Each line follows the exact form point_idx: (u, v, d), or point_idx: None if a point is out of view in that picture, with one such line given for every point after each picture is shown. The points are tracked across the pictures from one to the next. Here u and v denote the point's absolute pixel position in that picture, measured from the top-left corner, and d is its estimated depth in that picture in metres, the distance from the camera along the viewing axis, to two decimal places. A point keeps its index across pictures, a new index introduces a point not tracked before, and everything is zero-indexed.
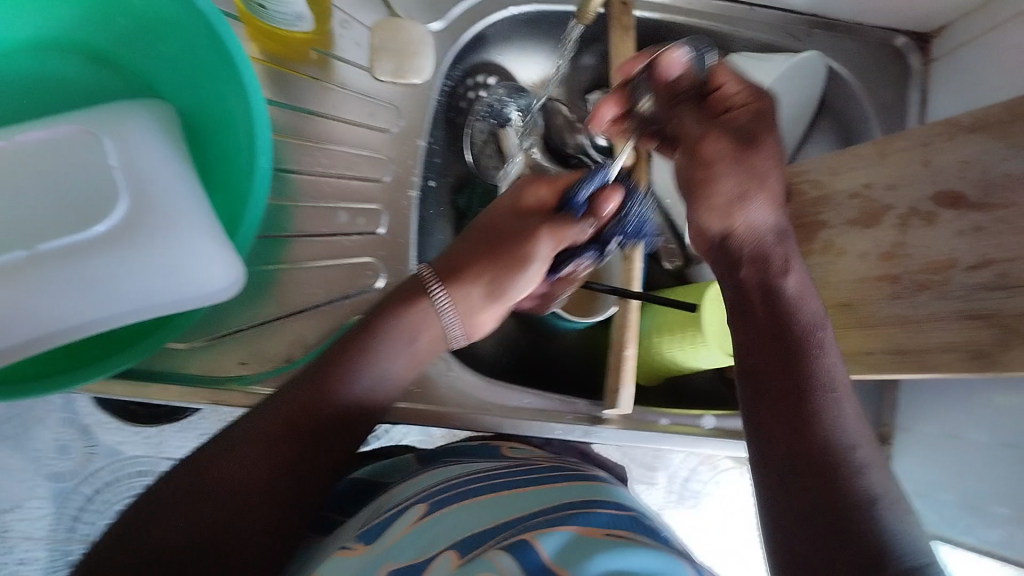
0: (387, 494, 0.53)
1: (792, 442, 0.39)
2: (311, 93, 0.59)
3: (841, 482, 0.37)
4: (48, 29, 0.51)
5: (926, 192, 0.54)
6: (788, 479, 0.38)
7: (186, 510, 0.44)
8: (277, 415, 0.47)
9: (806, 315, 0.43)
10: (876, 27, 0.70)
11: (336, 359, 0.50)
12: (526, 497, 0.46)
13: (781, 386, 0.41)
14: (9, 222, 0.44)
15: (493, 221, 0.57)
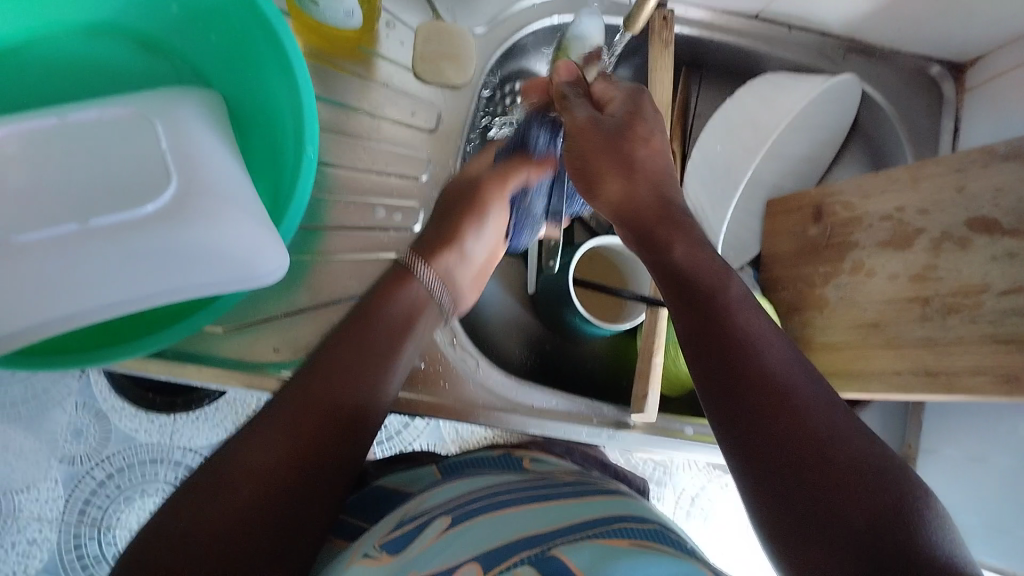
0: (415, 499, 0.55)
1: (738, 385, 0.42)
2: (354, 88, 0.60)
3: (791, 409, 0.40)
4: (101, 14, 0.52)
5: (959, 217, 0.55)
6: (744, 413, 0.41)
7: (209, 520, 0.40)
8: (298, 389, 0.47)
9: (713, 281, 0.48)
10: (913, 55, 0.71)
11: (353, 335, 0.52)
12: (553, 510, 0.47)
13: (717, 339, 0.45)
14: (62, 198, 0.46)
15: (466, 185, 0.61)
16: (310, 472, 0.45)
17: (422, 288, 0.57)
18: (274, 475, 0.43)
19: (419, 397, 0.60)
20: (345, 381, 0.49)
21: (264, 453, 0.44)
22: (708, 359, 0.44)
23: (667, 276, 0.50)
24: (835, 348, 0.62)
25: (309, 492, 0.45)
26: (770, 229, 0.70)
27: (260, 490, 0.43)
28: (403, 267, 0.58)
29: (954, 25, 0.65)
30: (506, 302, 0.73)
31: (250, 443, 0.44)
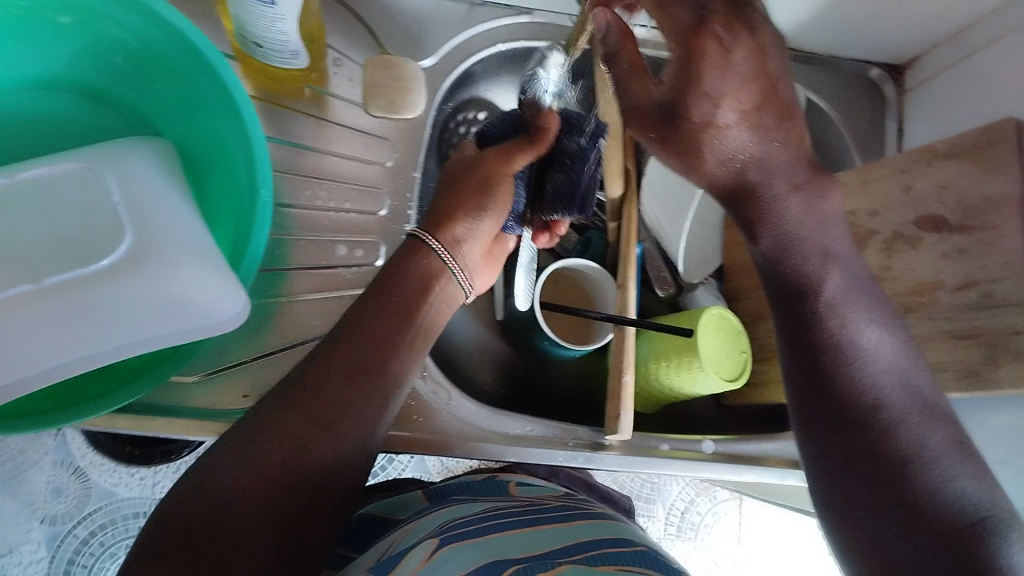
0: (406, 526, 0.53)
1: (827, 412, 0.45)
2: (307, 128, 0.60)
3: (882, 432, 0.43)
4: (46, 68, 0.52)
5: (909, 216, 0.56)
6: (830, 441, 0.45)
7: (193, 526, 0.41)
8: (314, 374, 0.48)
9: (806, 271, 0.46)
10: (848, 60, 0.73)
11: (369, 321, 0.51)
12: (535, 536, 0.46)
13: (815, 373, 0.46)
14: (13, 259, 0.45)
15: (455, 167, 0.59)
16: (318, 465, 0.45)
17: (439, 258, 0.56)
18: (279, 474, 0.44)
19: (393, 432, 0.59)
20: (357, 369, 0.48)
21: (270, 451, 0.44)
22: (796, 384, 0.47)
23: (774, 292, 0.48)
24: None
25: (316, 487, 0.45)
26: (730, 239, 0.71)
27: (260, 490, 0.43)
28: (415, 240, 0.56)
29: (889, 28, 0.66)
30: (478, 331, 0.72)
31: (256, 435, 0.44)
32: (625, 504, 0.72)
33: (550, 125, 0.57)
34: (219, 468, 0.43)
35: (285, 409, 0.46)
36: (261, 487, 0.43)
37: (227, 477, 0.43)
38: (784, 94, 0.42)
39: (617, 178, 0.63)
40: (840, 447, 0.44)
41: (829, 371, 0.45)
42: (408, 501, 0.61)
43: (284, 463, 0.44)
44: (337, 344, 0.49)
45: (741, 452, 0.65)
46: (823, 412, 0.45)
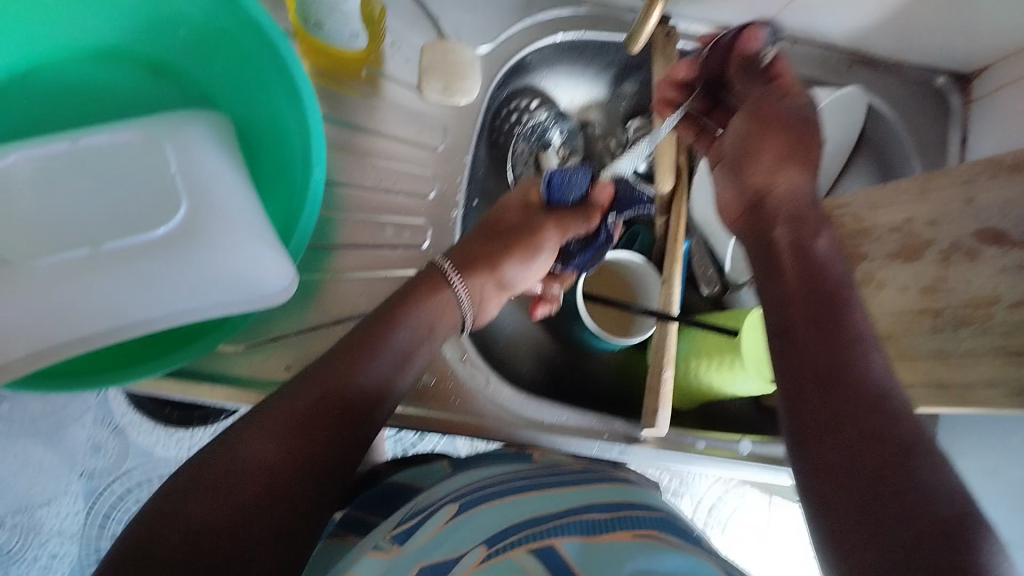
0: (428, 492, 0.53)
1: (835, 387, 0.40)
2: (359, 109, 0.61)
3: (888, 419, 0.38)
4: (111, 38, 0.53)
5: (969, 227, 0.54)
6: (835, 427, 0.39)
7: (210, 489, 0.41)
8: (288, 404, 0.45)
9: (835, 275, 0.45)
10: (913, 67, 0.71)
11: (352, 352, 0.48)
12: (556, 497, 0.45)
13: (820, 347, 0.42)
14: (75, 223, 0.46)
15: (497, 214, 0.60)
16: (290, 495, 0.44)
17: (454, 300, 0.55)
18: (250, 504, 0.42)
19: (430, 412, 0.60)
20: (333, 403, 0.46)
21: (238, 485, 0.42)
22: (796, 358, 0.42)
23: (798, 274, 0.46)
24: None
25: (290, 517, 0.44)
26: None
27: (226, 521, 0.41)
28: (434, 270, 0.56)
29: (956, 37, 0.64)
30: (520, 318, 0.72)
31: (218, 464, 0.43)
32: None
33: (603, 197, 0.61)
34: (184, 499, 0.41)
35: (258, 440, 0.44)
36: (227, 519, 0.41)
37: (192, 511, 0.41)
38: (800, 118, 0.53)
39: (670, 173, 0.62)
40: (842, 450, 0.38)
41: (846, 354, 0.41)
42: (433, 470, 0.61)
43: (252, 494, 0.42)
44: (315, 377, 0.47)
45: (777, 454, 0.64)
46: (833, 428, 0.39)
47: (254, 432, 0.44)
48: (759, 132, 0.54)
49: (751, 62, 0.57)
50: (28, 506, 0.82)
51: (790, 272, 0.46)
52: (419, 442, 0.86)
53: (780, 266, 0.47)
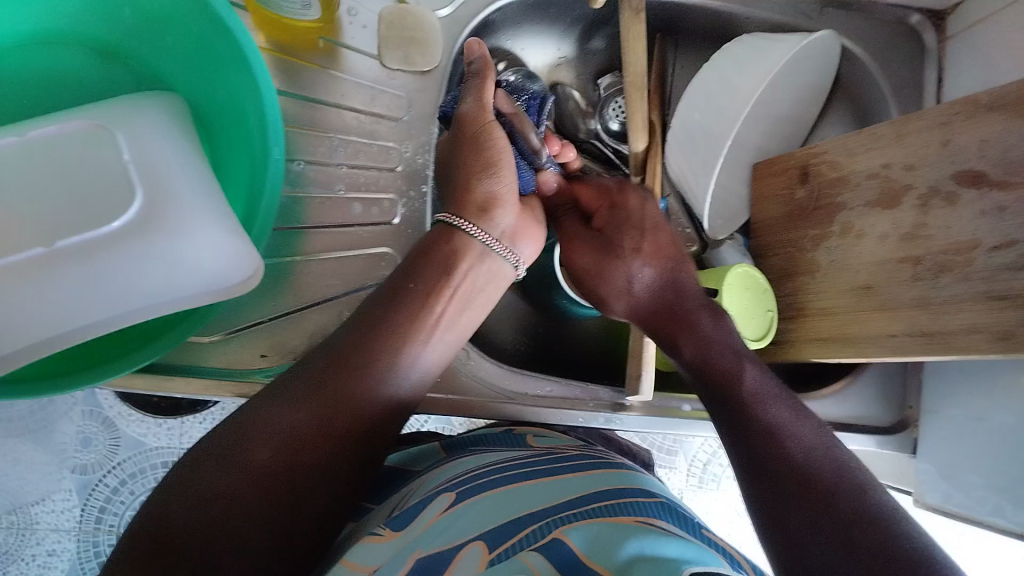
0: (418, 479, 0.52)
1: (778, 476, 0.44)
2: (319, 82, 0.59)
3: (829, 493, 0.42)
4: (51, 24, 0.51)
5: (947, 170, 0.53)
6: (783, 502, 0.43)
7: (205, 479, 0.43)
8: (318, 369, 0.48)
9: (725, 370, 0.53)
10: (890, 4, 0.69)
11: (373, 326, 0.50)
12: (553, 485, 0.45)
13: (758, 452, 0.46)
14: (27, 221, 0.44)
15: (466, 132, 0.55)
16: (285, 492, 0.44)
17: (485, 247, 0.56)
18: (254, 481, 0.43)
19: None
20: (356, 380, 0.48)
21: (262, 448, 0.44)
22: (741, 467, 0.47)
23: (709, 371, 0.53)
24: (827, 312, 0.61)
25: (295, 502, 0.44)
26: (757, 195, 0.69)
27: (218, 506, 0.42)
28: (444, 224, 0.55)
29: None
30: (498, 290, 0.71)
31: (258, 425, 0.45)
32: (642, 459, 0.67)
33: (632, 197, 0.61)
34: (180, 493, 0.42)
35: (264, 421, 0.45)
36: (252, 488, 0.43)
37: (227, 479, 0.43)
38: (611, 186, 0.62)
39: (642, 132, 0.61)
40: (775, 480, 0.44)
41: (770, 447, 0.46)
42: (427, 453, 0.60)
43: (276, 461, 0.44)
44: (342, 350, 0.49)
45: None
46: (765, 463, 0.45)
47: (285, 401, 0.46)
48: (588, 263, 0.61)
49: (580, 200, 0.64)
50: (22, 505, 0.81)
51: (703, 372, 0.54)
52: (410, 418, 0.86)
53: (698, 368, 0.54)
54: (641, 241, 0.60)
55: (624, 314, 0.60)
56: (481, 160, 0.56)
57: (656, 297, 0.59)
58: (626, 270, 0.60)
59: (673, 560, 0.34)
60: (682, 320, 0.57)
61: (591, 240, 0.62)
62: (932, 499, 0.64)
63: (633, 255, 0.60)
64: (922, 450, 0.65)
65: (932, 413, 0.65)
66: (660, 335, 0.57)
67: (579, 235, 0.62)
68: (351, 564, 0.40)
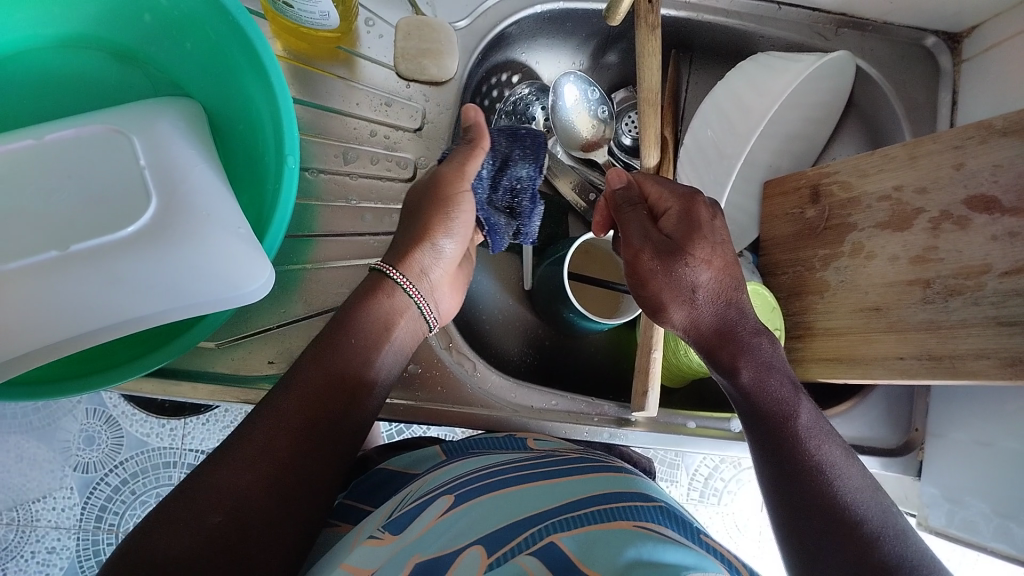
0: (419, 480, 0.53)
1: (833, 534, 0.43)
2: (336, 91, 0.59)
3: (868, 545, 0.42)
4: (72, 26, 0.51)
5: (959, 195, 0.53)
6: (820, 548, 0.43)
7: (184, 513, 0.41)
8: (268, 418, 0.45)
9: (781, 403, 0.49)
10: (905, 26, 0.69)
11: (329, 338, 0.49)
12: (553, 489, 0.45)
13: (803, 490, 0.45)
14: (40, 220, 0.44)
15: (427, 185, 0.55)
16: (267, 513, 0.43)
17: (411, 301, 0.53)
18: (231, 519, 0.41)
19: (417, 403, 0.59)
20: (311, 401, 0.47)
21: (210, 511, 0.41)
22: (779, 500, 0.46)
23: (748, 396, 0.49)
24: (835, 332, 0.61)
25: (274, 522, 0.43)
26: (768, 213, 0.69)
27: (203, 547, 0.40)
28: (379, 274, 0.53)
29: None
30: (506, 302, 0.71)
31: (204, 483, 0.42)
32: (643, 466, 0.68)
33: (694, 214, 0.52)
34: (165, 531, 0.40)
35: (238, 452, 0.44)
36: (211, 547, 0.40)
37: (183, 539, 0.39)
38: (701, 208, 0.53)
39: (654, 147, 0.61)
40: (822, 538, 0.43)
41: (818, 489, 0.45)
42: (429, 455, 0.59)
43: (226, 519, 0.41)
44: (286, 399, 0.46)
45: None
46: (811, 517, 0.44)
47: (230, 459, 0.43)
48: (639, 276, 0.52)
49: (627, 200, 0.54)
50: (23, 502, 0.81)
51: (748, 395, 0.49)
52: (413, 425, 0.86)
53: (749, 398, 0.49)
54: (711, 250, 0.51)
55: (682, 324, 0.52)
56: (442, 221, 0.54)
57: (718, 317, 0.51)
58: (692, 280, 0.51)
59: (672, 565, 0.33)
60: (734, 337, 0.50)
61: (655, 242, 0.51)
62: (936, 523, 0.64)
63: (697, 262, 0.51)
64: (927, 473, 0.65)
65: (937, 436, 0.65)
66: (713, 359, 0.51)
67: (639, 238, 0.52)
68: (351, 567, 0.40)
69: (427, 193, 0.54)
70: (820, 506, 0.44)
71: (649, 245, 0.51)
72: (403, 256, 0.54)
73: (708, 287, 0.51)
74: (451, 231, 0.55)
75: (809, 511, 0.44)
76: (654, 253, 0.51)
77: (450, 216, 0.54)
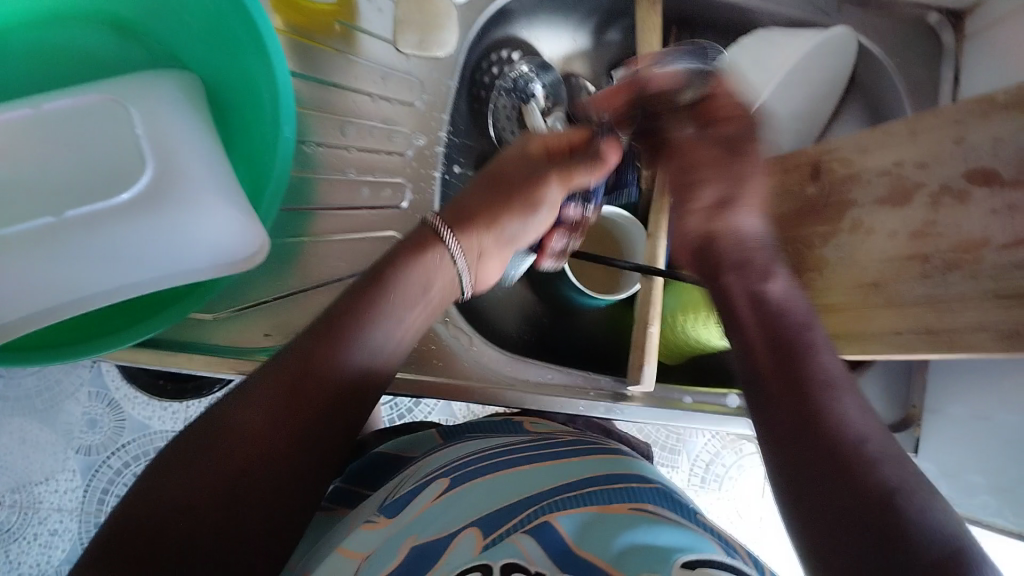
0: (415, 464, 0.52)
1: (832, 473, 0.34)
2: (335, 65, 0.59)
3: (869, 473, 0.33)
4: (66, 2, 0.50)
5: (959, 168, 0.53)
6: (819, 492, 0.34)
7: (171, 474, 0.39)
8: (274, 376, 0.43)
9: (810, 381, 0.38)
10: (907, 3, 0.69)
11: (359, 300, 0.47)
12: (548, 471, 0.45)
13: (811, 441, 0.36)
14: (39, 191, 0.45)
15: (505, 168, 0.57)
16: (256, 481, 0.40)
17: (453, 264, 0.53)
18: (215, 484, 0.39)
19: (416, 376, 0.59)
20: (322, 374, 0.43)
21: (200, 473, 0.39)
22: (780, 453, 0.37)
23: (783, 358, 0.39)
24: (834, 309, 0.61)
25: (259, 494, 0.40)
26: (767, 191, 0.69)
27: (182, 514, 0.38)
28: (429, 228, 0.53)
29: None
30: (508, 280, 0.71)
31: (197, 452, 0.40)
32: (641, 449, 0.68)
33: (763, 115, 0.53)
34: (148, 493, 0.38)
35: (245, 410, 0.41)
36: (187, 517, 0.38)
37: (159, 507, 0.38)
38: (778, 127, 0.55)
39: None
40: (824, 484, 0.34)
41: (828, 441, 0.35)
42: (426, 438, 0.60)
43: (210, 484, 0.39)
44: (295, 357, 0.43)
45: None
46: (809, 464, 0.35)
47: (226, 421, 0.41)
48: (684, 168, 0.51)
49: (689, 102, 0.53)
50: (25, 484, 0.81)
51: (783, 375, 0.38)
52: (414, 408, 0.86)
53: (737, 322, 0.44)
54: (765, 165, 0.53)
55: (733, 220, 0.49)
56: (500, 207, 0.55)
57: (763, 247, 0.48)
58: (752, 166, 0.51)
59: (667, 549, 0.34)
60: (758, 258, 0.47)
61: (706, 137, 0.51)
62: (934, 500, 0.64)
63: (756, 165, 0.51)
64: (924, 451, 0.65)
65: (936, 414, 0.65)
66: (749, 271, 0.46)
67: (687, 134, 0.52)
68: (348, 551, 0.40)
69: (487, 185, 0.56)
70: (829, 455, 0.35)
71: (697, 154, 0.51)
72: (458, 220, 0.54)
73: (754, 229, 0.49)
74: (512, 220, 0.56)
75: (814, 465, 0.35)
76: (703, 146, 0.51)
77: (505, 205, 0.56)
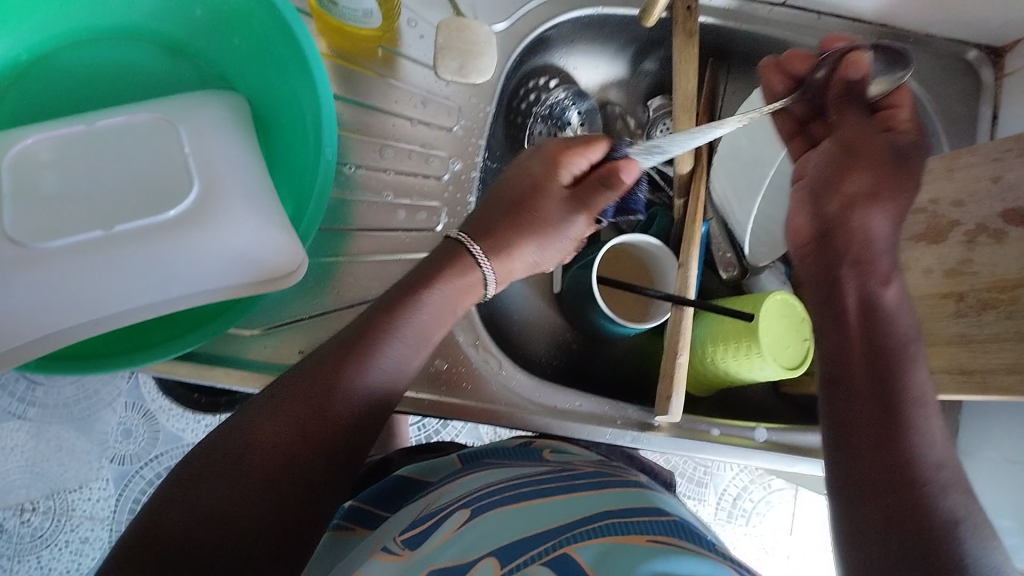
0: (434, 492, 0.53)
1: (887, 483, 0.38)
2: (375, 88, 0.60)
3: (927, 497, 0.37)
4: (128, 19, 0.54)
5: (996, 208, 0.52)
6: (872, 500, 0.38)
7: (193, 487, 0.40)
8: (298, 388, 0.44)
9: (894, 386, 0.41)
10: (947, 39, 0.69)
11: (384, 314, 0.48)
12: (567, 504, 0.45)
13: (872, 445, 0.39)
14: (90, 204, 0.47)
15: (509, 187, 0.54)
16: (277, 491, 0.41)
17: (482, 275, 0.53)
18: (237, 495, 0.40)
19: (442, 399, 0.60)
20: (340, 384, 0.44)
21: (223, 483, 0.40)
22: (841, 465, 0.40)
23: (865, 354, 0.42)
24: None
25: (280, 501, 0.41)
26: None
27: (206, 523, 0.39)
28: (454, 244, 0.53)
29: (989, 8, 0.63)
30: (539, 305, 0.72)
31: (225, 461, 0.41)
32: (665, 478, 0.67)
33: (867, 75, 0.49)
34: (169, 508, 0.39)
35: (269, 421, 0.42)
36: (208, 529, 0.39)
37: (179, 517, 0.39)
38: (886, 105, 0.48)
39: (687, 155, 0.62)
40: (871, 492, 0.38)
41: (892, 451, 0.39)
42: (444, 464, 0.60)
43: (235, 494, 0.40)
44: (314, 373, 0.44)
45: (795, 442, 0.63)
46: (854, 463, 0.39)
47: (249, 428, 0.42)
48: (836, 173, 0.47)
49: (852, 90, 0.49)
50: (60, 490, 0.84)
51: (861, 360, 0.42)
52: (442, 430, 0.87)
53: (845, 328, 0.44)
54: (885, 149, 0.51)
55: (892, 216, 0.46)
56: (519, 230, 0.53)
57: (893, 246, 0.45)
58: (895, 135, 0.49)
59: None
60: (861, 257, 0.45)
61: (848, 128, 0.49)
62: None
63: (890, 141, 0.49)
64: None
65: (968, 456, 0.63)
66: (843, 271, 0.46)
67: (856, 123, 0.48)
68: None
69: (498, 204, 0.54)
70: (880, 451, 0.39)
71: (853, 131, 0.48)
72: (483, 231, 0.53)
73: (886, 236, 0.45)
74: (538, 243, 0.54)
75: (862, 466, 0.39)
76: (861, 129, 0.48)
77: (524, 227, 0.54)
